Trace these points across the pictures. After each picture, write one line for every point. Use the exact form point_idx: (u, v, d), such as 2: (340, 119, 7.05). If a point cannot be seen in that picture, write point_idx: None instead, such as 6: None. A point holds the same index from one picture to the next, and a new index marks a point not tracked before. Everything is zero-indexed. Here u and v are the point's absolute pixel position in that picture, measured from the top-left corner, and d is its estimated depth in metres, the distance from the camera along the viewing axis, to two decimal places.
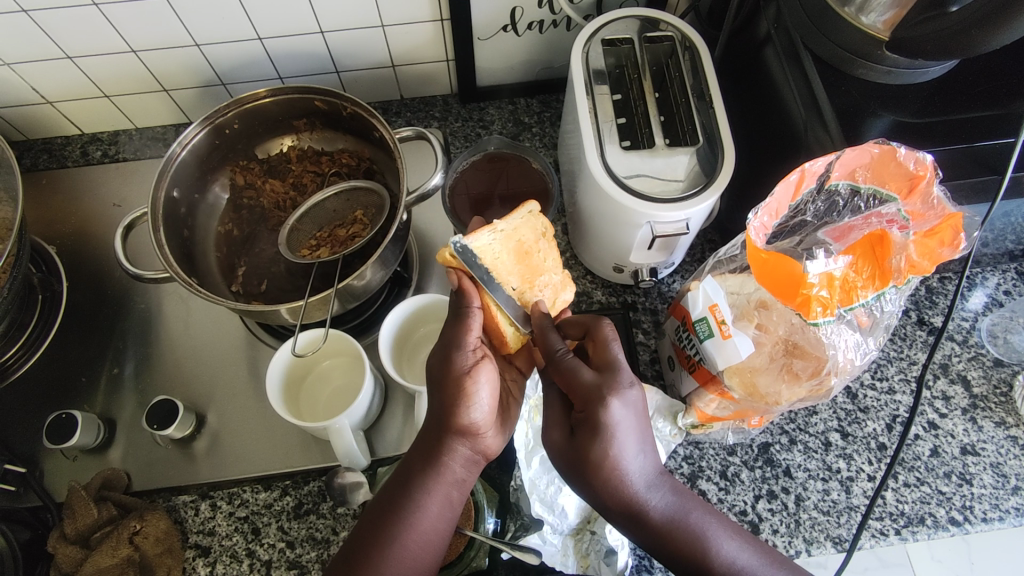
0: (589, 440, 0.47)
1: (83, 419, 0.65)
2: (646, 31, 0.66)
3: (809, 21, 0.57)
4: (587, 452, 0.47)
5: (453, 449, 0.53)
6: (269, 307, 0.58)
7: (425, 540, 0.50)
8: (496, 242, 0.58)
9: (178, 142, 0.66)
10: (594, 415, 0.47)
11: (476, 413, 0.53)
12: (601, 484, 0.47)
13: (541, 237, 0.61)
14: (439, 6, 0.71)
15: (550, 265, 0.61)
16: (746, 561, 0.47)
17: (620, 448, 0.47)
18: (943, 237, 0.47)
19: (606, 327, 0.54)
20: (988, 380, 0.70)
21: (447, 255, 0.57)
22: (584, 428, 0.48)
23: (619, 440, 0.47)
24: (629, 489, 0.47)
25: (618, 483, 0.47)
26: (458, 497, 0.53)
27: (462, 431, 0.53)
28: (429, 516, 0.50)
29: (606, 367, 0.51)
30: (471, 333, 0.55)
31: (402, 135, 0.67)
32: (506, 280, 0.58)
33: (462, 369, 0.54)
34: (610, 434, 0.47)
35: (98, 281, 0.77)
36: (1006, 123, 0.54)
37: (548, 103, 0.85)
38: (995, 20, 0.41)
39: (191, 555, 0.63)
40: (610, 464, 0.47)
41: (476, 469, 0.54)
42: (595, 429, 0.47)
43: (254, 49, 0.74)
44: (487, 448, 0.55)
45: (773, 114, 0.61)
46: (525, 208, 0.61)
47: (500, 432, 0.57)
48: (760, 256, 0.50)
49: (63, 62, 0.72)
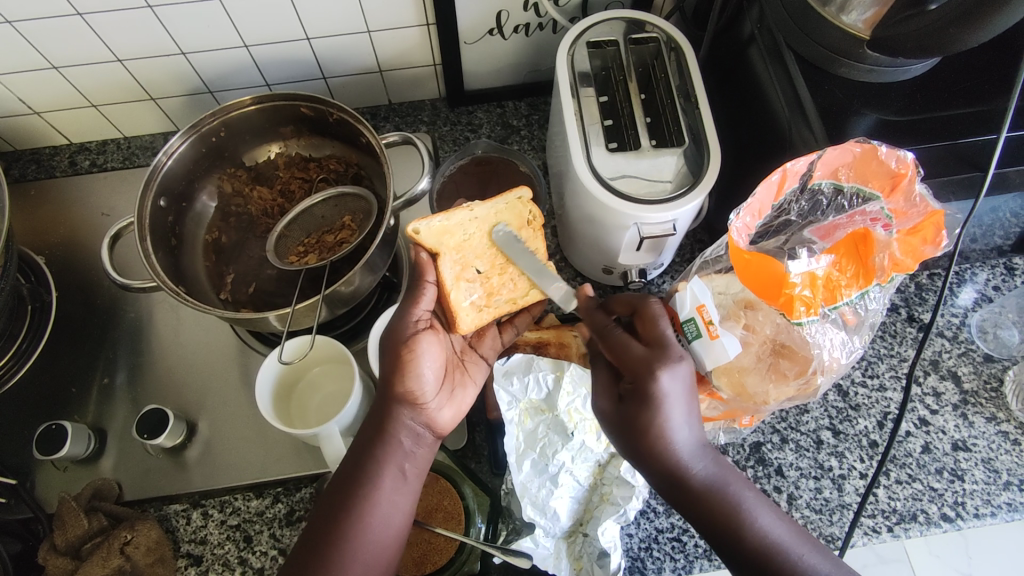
0: (640, 410, 0.46)
1: (73, 430, 0.65)
2: (631, 33, 0.66)
3: (791, 21, 0.57)
4: (637, 419, 0.46)
5: (398, 420, 0.53)
6: (258, 314, 0.58)
7: (384, 517, 0.50)
8: (470, 223, 0.60)
9: (164, 150, 0.66)
10: (644, 386, 0.46)
11: (417, 383, 0.54)
12: (650, 454, 0.46)
13: (524, 225, 0.62)
14: (425, 11, 0.71)
15: (529, 256, 0.61)
16: (786, 535, 0.46)
17: (667, 418, 0.46)
18: (926, 235, 0.47)
19: (653, 304, 0.52)
20: (979, 375, 0.70)
21: (409, 232, 0.57)
22: (633, 398, 0.47)
23: (667, 412, 0.46)
24: (677, 458, 0.46)
25: (665, 451, 0.46)
26: (412, 471, 0.53)
27: (403, 400, 0.54)
28: (383, 492, 0.50)
29: (654, 341, 0.49)
30: (420, 306, 0.56)
31: (388, 140, 0.67)
32: (471, 263, 0.61)
33: (401, 339, 0.55)
34: (660, 405, 0.46)
35: (87, 291, 0.77)
36: (987, 119, 0.54)
37: (537, 105, 0.85)
38: (974, 18, 0.42)
39: (183, 564, 0.63)
40: (658, 435, 0.46)
41: (426, 443, 0.55)
42: (645, 400, 0.46)
43: (240, 56, 0.74)
44: (433, 422, 0.56)
45: (759, 114, 0.61)
46: (513, 193, 0.62)
47: (451, 406, 0.58)
48: (743, 257, 0.50)
49: (49, 72, 0.72)
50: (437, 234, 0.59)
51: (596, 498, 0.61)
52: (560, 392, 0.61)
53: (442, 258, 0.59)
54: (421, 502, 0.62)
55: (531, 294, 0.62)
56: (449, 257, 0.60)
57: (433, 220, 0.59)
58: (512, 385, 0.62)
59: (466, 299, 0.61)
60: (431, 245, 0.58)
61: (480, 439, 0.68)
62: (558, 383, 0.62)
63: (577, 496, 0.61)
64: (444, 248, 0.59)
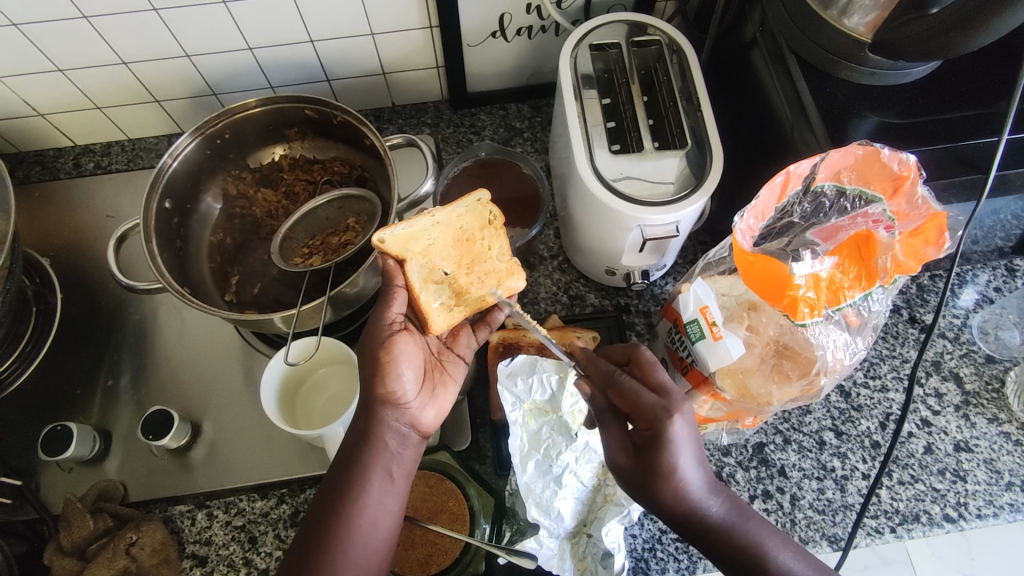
0: (657, 457, 0.45)
1: (79, 431, 0.65)
2: (634, 35, 0.66)
3: (793, 24, 0.57)
4: (655, 466, 0.45)
5: (382, 422, 0.53)
6: (263, 316, 0.58)
7: (373, 520, 0.50)
8: (433, 228, 0.61)
9: (169, 152, 0.66)
10: (657, 432, 0.46)
11: (398, 384, 0.53)
12: (668, 499, 0.45)
13: (487, 225, 0.62)
14: (429, 13, 0.71)
15: (493, 254, 0.62)
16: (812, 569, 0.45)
17: (683, 462, 0.45)
18: (929, 236, 0.48)
19: (646, 352, 0.53)
20: (980, 376, 0.71)
21: (374, 242, 0.57)
22: (647, 444, 0.46)
23: (682, 456, 0.45)
24: (694, 500, 0.45)
25: (685, 496, 0.45)
26: (398, 472, 0.52)
27: (387, 402, 0.53)
28: (371, 495, 0.50)
29: (659, 388, 0.49)
30: (392, 309, 0.55)
31: (393, 142, 0.68)
32: (438, 265, 0.61)
33: (380, 341, 0.54)
34: (675, 449, 0.45)
35: (92, 292, 0.77)
36: (988, 122, 0.54)
37: (539, 107, 0.85)
38: (976, 20, 0.42)
39: (188, 565, 0.64)
40: (678, 480, 0.45)
41: (412, 443, 0.54)
42: (659, 445, 0.45)
43: (244, 59, 0.74)
44: (416, 422, 0.55)
45: (761, 116, 0.62)
46: (472, 197, 0.63)
47: (433, 406, 0.57)
48: (746, 259, 0.50)
49: (54, 74, 0.73)
50: (402, 241, 0.59)
51: (600, 499, 0.61)
52: (563, 393, 0.62)
53: (408, 264, 0.59)
54: (425, 502, 0.62)
55: (498, 290, 0.61)
56: (416, 262, 0.60)
57: (397, 227, 0.59)
58: (516, 386, 0.62)
59: (436, 301, 0.60)
60: (396, 252, 0.58)
61: (483, 440, 0.68)
62: (561, 384, 0.62)
63: (581, 497, 0.61)
64: (410, 253, 0.59)
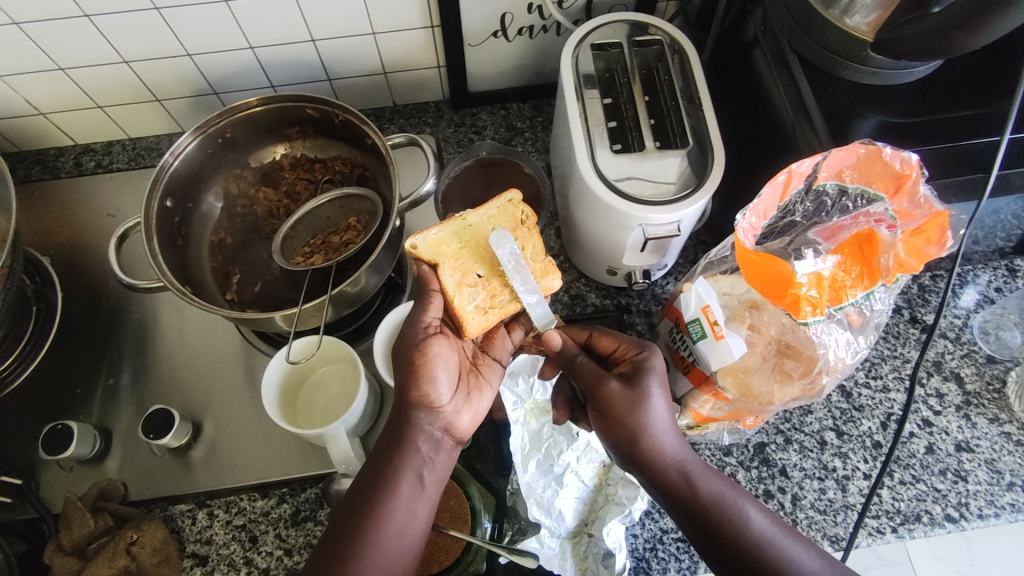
0: (638, 378, 0.51)
1: (79, 430, 0.65)
2: (635, 35, 0.66)
3: (795, 24, 0.57)
4: (635, 387, 0.51)
5: (417, 425, 0.53)
6: (264, 314, 0.58)
7: (402, 525, 0.50)
8: (465, 231, 0.62)
9: (171, 151, 0.66)
10: (641, 365, 0.53)
11: (433, 388, 0.53)
12: (646, 424, 0.49)
13: (519, 225, 0.62)
14: (430, 13, 0.72)
15: (528, 253, 0.61)
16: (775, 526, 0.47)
17: (661, 396, 0.51)
18: (930, 236, 0.48)
19: None
20: (981, 376, 0.71)
21: (407, 248, 0.59)
22: (630, 375, 0.52)
23: (658, 386, 0.51)
24: (667, 440, 0.50)
25: (657, 423, 0.50)
26: (429, 477, 0.52)
27: (421, 406, 0.53)
28: (401, 499, 0.50)
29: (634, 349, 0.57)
30: (429, 312, 0.56)
31: (393, 141, 0.68)
32: (472, 268, 0.61)
33: (415, 344, 0.55)
34: (655, 378, 0.52)
35: (93, 291, 0.77)
36: (990, 121, 0.54)
37: (541, 107, 0.85)
38: (977, 20, 0.42)
39: (189, 565, 0.64)
40: (653, 405, 0.50)
41: (445, 448, 0.54)
42: (643, 375, 0.52)
43: (246, 58, 0.74)
44: (452, 427, 0.55)
45: (763, 115, 0.62)
46: (505, 197, 0.63)
47: (469, 411, 0.57)
48: (749, 257, 0.50)
49: (55, 73, 0.73)
50: (434, 246, 0.60)
51: (601, 498, 0.61)
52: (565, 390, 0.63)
53: (442, 268, 0.59)
54: None
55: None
56: (450, 266, 0.60)
57: (428, 233, 0.60)
58: (517, 385, 0.64)
59: (470, 303, 0.60)
60: (429, 257, 0.59)
61: (484, 440, 0.68)
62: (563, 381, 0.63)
63: (582, 496, 0.61)
64: (442, 258, 0.60)
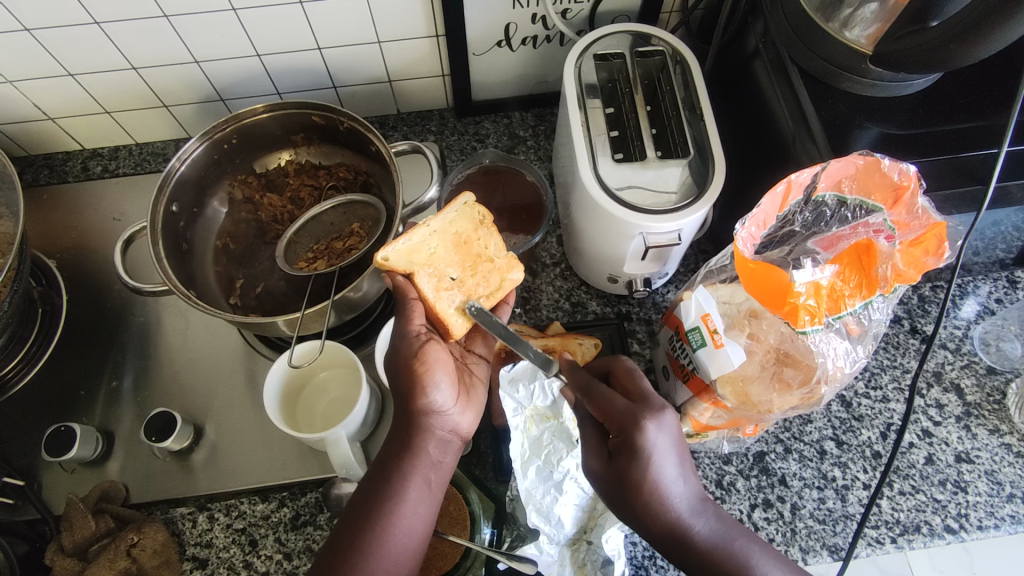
0: (629, 463, 0.46)
1: (82, 432, 0.66)
2: (637, 45, 0.67)
3: (795, 34, 0.58)
4: (628, 474, 0.46)
5: (425, 429, 0.53)
6: (267, 319, 0.59)
7: (408, 529, 0.50)
8: (431, 237, 0.60)
9: (178, 156, 0.67)
10: (632, 438, 0.46)
11: (436, 392, 0.53)
12: (641, 508, 0.45)
13: (480, 225, 0.62)
14: (435, 22, 0.73)
15: (493, 251, 0.62)
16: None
17: (658, 473, 0.45)
18: (928, 246, 0.48)
19: (627, 364, 0.54)
20: (981, 388, 0.71)
21: (379, 262, 0.56)
22: (621, 452, 0.47)
23: (658, 464, 0.46)
24: (672, 518, 0.45)
25: (662, 507, 0.45)
26: (436, 480, 0.53)
27: (428, 412, 0.53)
28: (408, 502, 0.50)
29: (637, 397, 0.50)
30: (414, 321, 0.56)
31: (398, 148, 0.69)
32: (445, 272, 0.60)
33: (416, 351, 0.54)
34: (648, 458, 0.46)
35: (97, 294, 0.78)
36: (988, 133, 0.55)
37: (544, 116, 0.87)
38: (976, 34, 0.42)
39: (188, 567, 0.64)
40: (652, 489, 0.45)
41: (452, 450, 0.54)
42: (635, 453, 0.46)
43: (252, 65, 0.75)
44: (458, 428, 0.55)
45: (764, 125, 0.63)
46: (460, 200, 0.62)
47: (470, 410, 0.57)
48: (748, 266, 0.50)
49: (65, 79, 0.74)
50: (405, 255, 0.58)
51: (601, 506, 0.61)
52: (565, 399, 0.61)
53: (417, 276, 0.58)
54: None
55: (505, 284, 0.62)
56: (424, 273, 0.59)
57: (398, 242, 0.58)
58: (518, 392, 0.62)
59: (450, 306, 0.59)
60: (403, 267, 0.58)
61: (484, 446, 0.69)
62: (564, 390, 0.61)
63: (581, 504, 0.61)
64: (416, 266, 0.59)
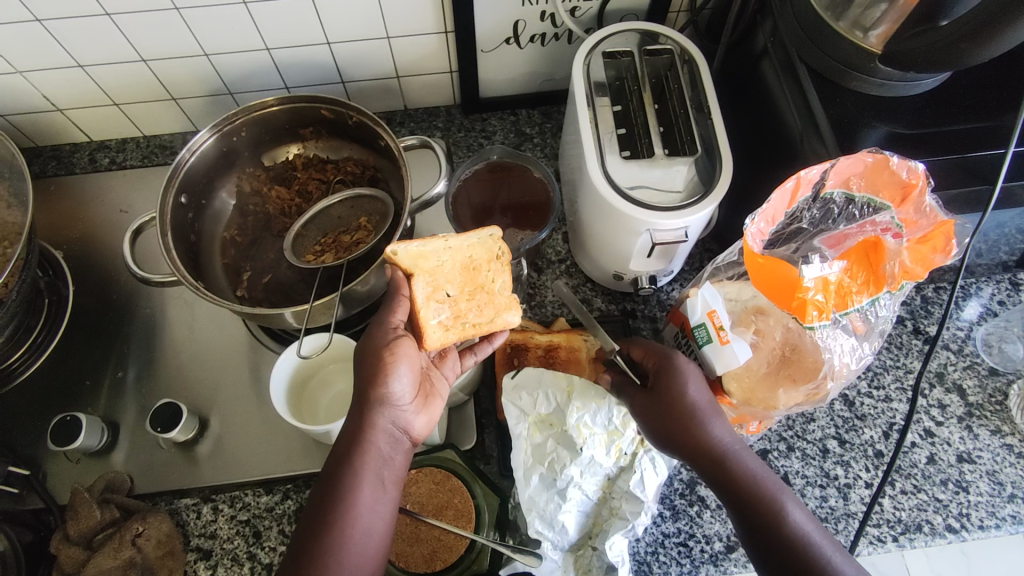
0: (670, 380, 0.52)
1: (88, 422, 0.66)
2: (645, 44, 0.67)
3: (804, 35, 0.58)
4: (669, 390, 0.51)
5: (375, 426, 0.52)
6: (274, 311, 0.59)
7: (366, 528, 0.49)
8: (445, 251, 0.61)
9: (188, 147, 0.67)
10: (672, 364, 0.53)
11: (390, 389, 0.53)
12: (679, 418, 0.50)
13: (495, 259, 0.62)
14: (444, 18, 0.73)
15: (495, 287, 0.61)
16: (815, 531, 0.47)
17: (694, 392, 0.51)
18: (936, 243, 0.50)
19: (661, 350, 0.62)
20: (984, 389, 0.71)
21: (387, 252, 0.59)
22: (661, 374, 0.53)
23: (693, 384, 0.52)
24: (705, 433, 0.50)
25: (695, 422, 0.50)
26: (389, 478, 0.52)
27: (380, 405, 0.53)
28: (363, 501, 0.50)
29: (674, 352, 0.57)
30: (397, 314, 0.56)
31: (406, 143, 0.69)
32: (443, 286, 0.60)
33: (379, 345, 0.54)
34: (687, 377, 0.52)
35: (103, 285, 0.78)
36: (995, 134, 0.55)
37: (550, 114, 0.87)
38: (987, 32, 0.42)
39: (192, 558, 0.64)
40: (689, 402, 0.51)
41: (403, 448, 0.54)
42: (675, 373, 0.52)
43: (261, 58, 0.75)
44: (409, 427, 0.55)
45: (771, 124, 0.63)
46: (488, 231, 0.62)
47: (425, 413, 0.57)
48: (756, 260, 0.51)
49: (74, 70, 0.74)
50: (414, 256, 0.60)
51: (605, 511, 0.61)
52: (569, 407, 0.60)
53: (415, 279, 0.59)
54: (430, 498, 0.62)
55: (492, 322, 0.60)
56: (422, 279, 0.60)
57: (411, 243, 0.60)
58: (521, 399, 0.62)
59: (434, 317, 0.59)
60: (406, 266, 0.59)
61: (488, 441, 0.69)
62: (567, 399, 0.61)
63: (585, 508, 0.61)
64: (418, 270, 0.60)
